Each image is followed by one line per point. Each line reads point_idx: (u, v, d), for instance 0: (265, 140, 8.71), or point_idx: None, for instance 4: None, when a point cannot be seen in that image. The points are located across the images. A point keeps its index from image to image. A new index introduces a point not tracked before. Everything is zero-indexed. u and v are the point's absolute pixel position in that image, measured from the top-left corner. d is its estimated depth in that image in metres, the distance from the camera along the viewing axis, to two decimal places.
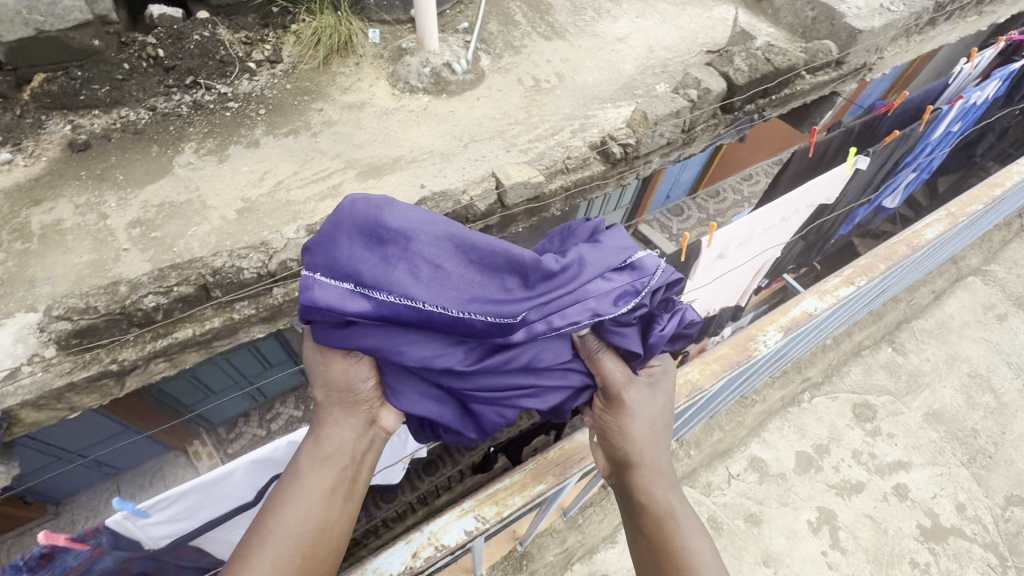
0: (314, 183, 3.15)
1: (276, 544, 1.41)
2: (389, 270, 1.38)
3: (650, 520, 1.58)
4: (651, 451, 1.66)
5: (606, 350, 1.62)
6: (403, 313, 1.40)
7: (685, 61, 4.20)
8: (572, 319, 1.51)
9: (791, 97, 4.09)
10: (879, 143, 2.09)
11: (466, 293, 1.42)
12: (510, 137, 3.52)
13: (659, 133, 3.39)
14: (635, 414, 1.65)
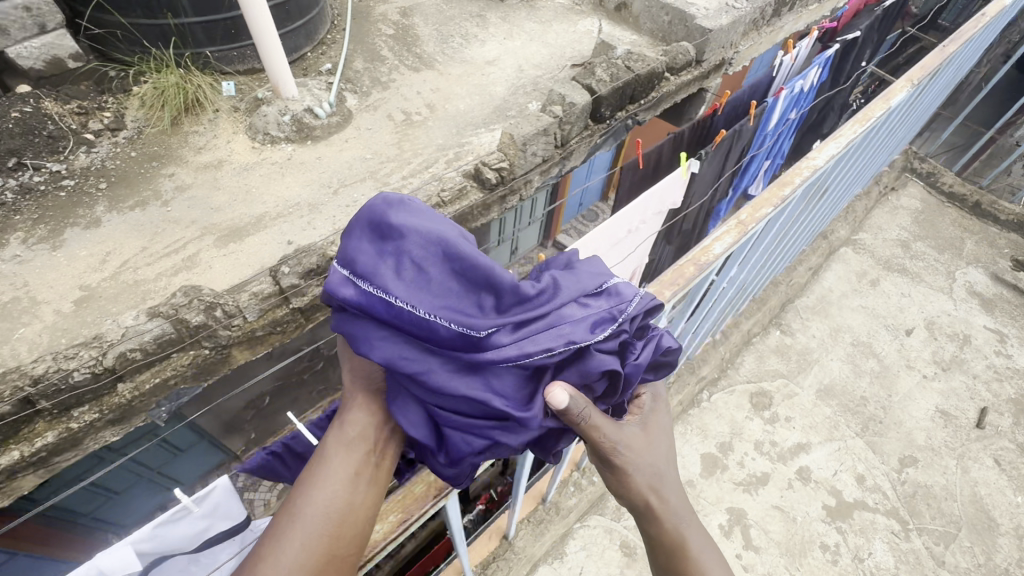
0: (165, 257, 2.87)
1: (304, 524, 1.25)
2: (378, 263, 1.31)
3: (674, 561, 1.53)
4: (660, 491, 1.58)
5: (587, 399, 1.43)
6: (377, 309, 1.29)
7: (555, 75, 4.22)
8: (545, 344, 1.33)
9: (661, 99, 4.20)
10: (712, 144, 2.13)
11: (451, 296, 1.29)
12: (382, 177, 3.38)
13: (532, 153, 3.37)
14: (635, 462, 1.55)
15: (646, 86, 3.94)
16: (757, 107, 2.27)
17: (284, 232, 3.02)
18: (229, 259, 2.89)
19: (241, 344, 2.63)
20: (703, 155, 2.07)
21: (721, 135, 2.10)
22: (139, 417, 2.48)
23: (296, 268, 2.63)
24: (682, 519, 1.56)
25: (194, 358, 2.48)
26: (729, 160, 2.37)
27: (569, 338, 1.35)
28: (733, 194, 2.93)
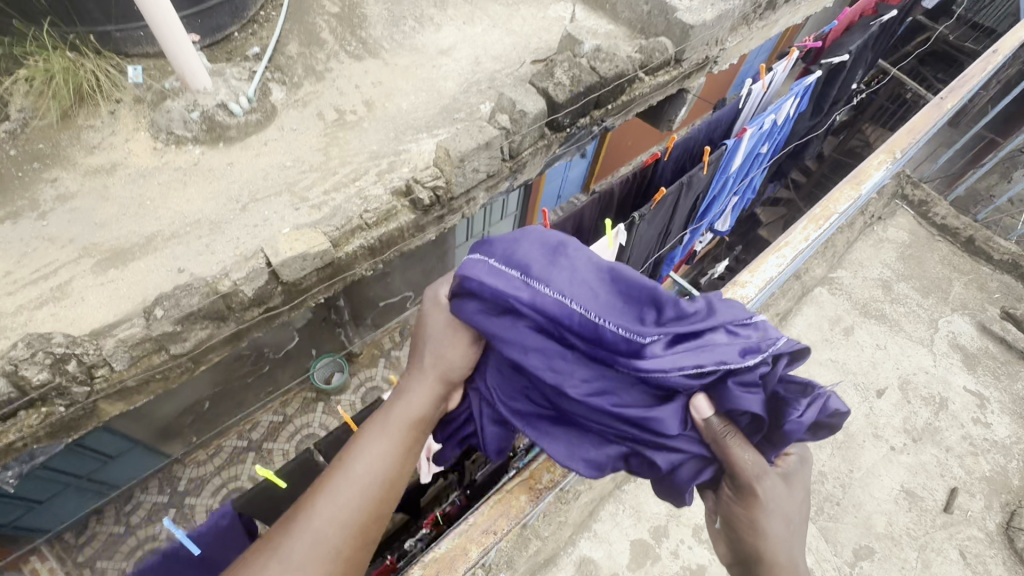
0: (30, 285, 2.47)
1: (357, 481, 1.44)
2: (550, 270, 1.46)
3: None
4: (785, 551, 1.36)
5: (735, 433, 1.38)
6: (544, 309, 1.42)
7: (515, 72, 3.73)
8: (696, 361, 1.35)
9: (632, 104, 3.75)
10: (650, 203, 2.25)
11: (607, 309, 1.42)
12: (301, 190, 2.95)
13: (473, 169, 2.97)
14: (777, 507, 1.36)
15: (613, 90, 3.48)
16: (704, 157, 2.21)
17: (175, 256, 2.61)
18: (106, 288, 2.49)
19: (111, 396, 2.28)
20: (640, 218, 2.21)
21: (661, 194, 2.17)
22: None
23: (171, 311, 2.25)
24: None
25: (48, 417, 2.13)
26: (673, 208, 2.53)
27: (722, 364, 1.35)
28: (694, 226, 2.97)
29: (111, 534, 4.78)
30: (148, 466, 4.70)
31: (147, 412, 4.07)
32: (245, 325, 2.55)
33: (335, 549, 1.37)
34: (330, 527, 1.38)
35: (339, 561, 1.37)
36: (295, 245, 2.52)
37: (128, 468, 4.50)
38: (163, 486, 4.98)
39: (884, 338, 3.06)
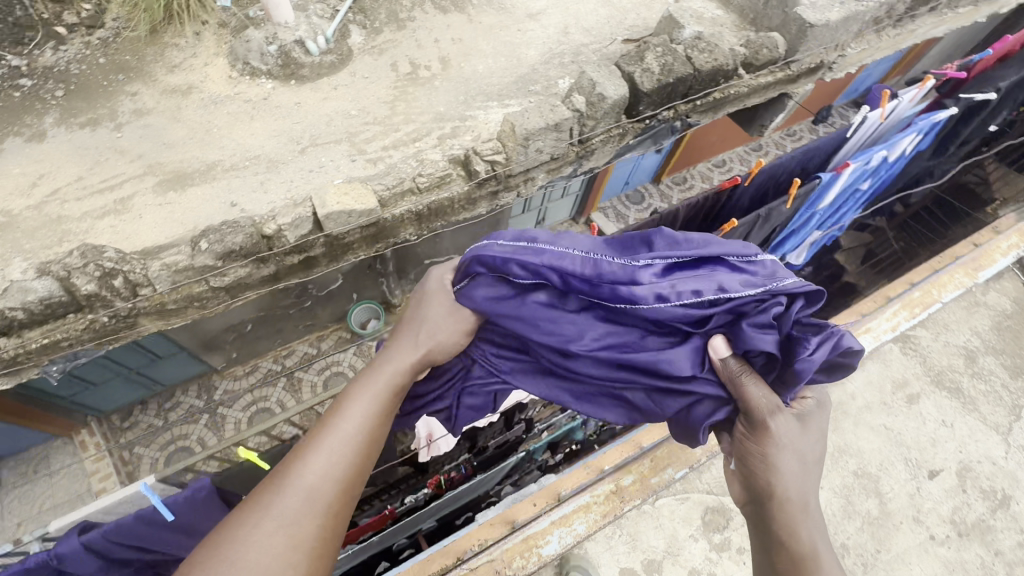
0: (97, 193, 2.58)
1: (343, 433, 1.39)
2: (549, 237, 1.59)
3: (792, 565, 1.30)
4: (798, 487, 1.38)
5: (750, 373, 1.45)
6: (556, 265, 1.51)
7: (603, 49, 3.46)
8: (694, 288, 1.46)
9: (723, 102, 3.40)
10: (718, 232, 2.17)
11: (616, 270, 1.50)
12: (360, 142, 2.90)
13: (535, 150, 2.83)
14: (790, 445, 1.39)
15: (705, 85, 3.19)
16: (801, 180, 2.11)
17: (230, 189, 2.65)
18: (163, 210, 2.56)
19: (152, 315, 2.37)
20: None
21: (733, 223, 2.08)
22: (31, 371, 2.30)
23: (215, 245, 2.29)
24: (816, 530, 1.34)
25: (92, 324, 2.23)
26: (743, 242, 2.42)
27: (736, 299, 1.44)
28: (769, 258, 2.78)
29: (151, 424, 5.11)
30: (190, 369, 4.95)
31: (199, 325, 4.26)
32: (284, 269, 2.58)
33: (326, 509, 1.29)
34: (321, 485, 1.30)
35: (328, 522, 1.29)
36: (344, 199, 2.49)
37: (173, 368, 4.81)
38: (202, 392, 5.24)
39: (952, 415, 2.75)
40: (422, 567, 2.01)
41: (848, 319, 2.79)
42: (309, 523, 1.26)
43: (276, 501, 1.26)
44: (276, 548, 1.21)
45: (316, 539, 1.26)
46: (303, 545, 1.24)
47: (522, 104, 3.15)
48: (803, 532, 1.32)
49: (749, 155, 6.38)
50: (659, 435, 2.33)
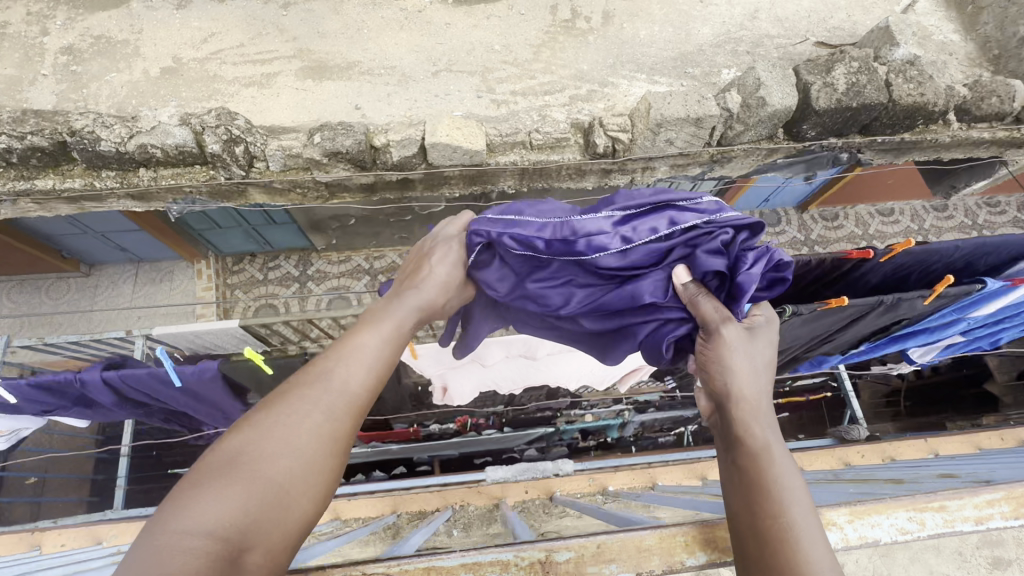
0: (250, 63, 2.78)
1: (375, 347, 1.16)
2: (523, 218, 1.50)
3: (746, 466, 1.02)
4: (752, 385, 1.15)
5: (707, 293, 1.36)
6: (540, 238, 1.45)
7: (788, 46, 3.00)
8: (652, 226, 1.42)
9: (913, 146, 2.86)
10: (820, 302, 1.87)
11: (584, 224, 1.45)
12: (493, 80, 2.82)
13: (664, 140, 2.58)
14: (745, 346, 1.21)
15: (895, 121, 2.66)
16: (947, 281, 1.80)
17: (359, 92, 2.73)
18: (298, 95, 2.71)
19: (260, 188, 2.58)
20: (797, 311, 1.83)
21: (841, 300, 1.78)
22: (157, 203, 2.63)
23: (327, 142, 2.42)
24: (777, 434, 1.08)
25: (211, 180, 2.48)
26: (852, 325, 2.06)
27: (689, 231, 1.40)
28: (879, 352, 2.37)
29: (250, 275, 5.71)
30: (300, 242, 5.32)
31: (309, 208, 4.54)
32: (381, 183, 2.65)
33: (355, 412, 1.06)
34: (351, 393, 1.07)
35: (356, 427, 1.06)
36: (455, 133, 2.48)
37: (281, 233, 4.99)
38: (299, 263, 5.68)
39: None
40: (404, 502, 2.13)
41: (963, 449, 2.29)
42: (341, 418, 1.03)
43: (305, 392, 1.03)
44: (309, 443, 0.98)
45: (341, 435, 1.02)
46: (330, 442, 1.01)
47: (672, 85, 2.86)
48: (757, 425, 1.08)
49: (927, 214, 5.37)
50: (679, 479, 2.17)
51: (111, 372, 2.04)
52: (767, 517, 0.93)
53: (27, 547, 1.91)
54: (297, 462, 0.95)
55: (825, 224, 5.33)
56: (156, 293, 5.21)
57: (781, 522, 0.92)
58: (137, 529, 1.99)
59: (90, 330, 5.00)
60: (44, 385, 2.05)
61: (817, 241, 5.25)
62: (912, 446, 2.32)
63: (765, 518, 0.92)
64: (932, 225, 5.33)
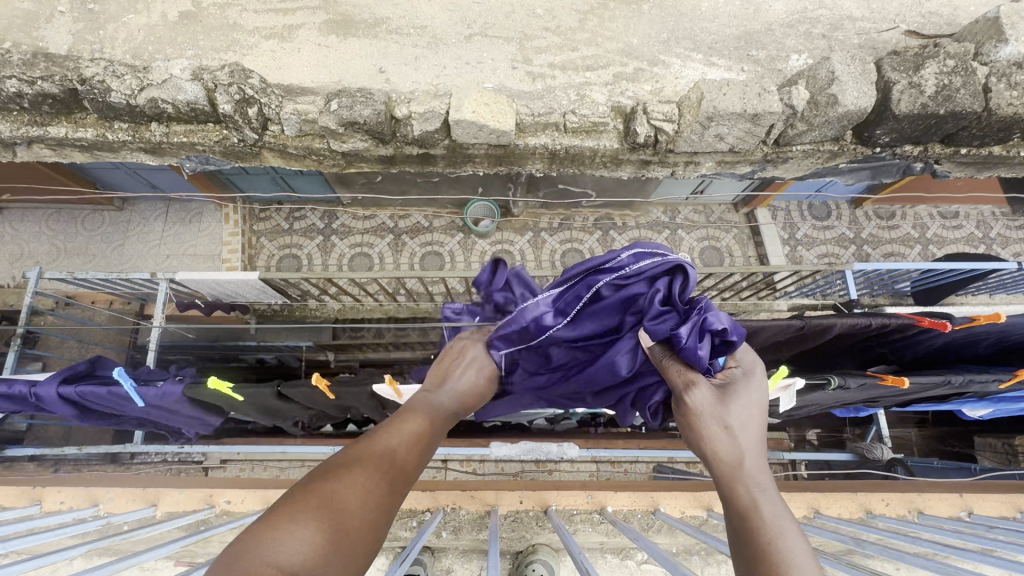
0: (272, 12, 2.58)
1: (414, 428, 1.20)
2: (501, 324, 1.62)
3: (739, 532, 0.98)
4: (730, 444, 1.14)
5: (669, 354, 1.33)
6: (520, 337, 1.56)
7: (873, 32, 2.62)
8: (583, 298, 1.46)
9: (1002, 161, 2.53)
10: (874, 375, 1.76)
11: (537, 315, 1.52)
12: (531, 49, 2.55)
13: (714, 135, 2.31)
14: (721, 405, 1.20)
15: (986, 133, 2.32)
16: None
17: (384, 53, 2.52)
18: (319, 51, 2.52)
19: (274, 151, 2.46)
20: (846, 383, 1.73)
21: (902, 381, 1.70)
22: (171, 158, 2.54)
23: (344, 110, 2.25)
24: (764, 490, 1.05)
25: (224, 140, 2.37)
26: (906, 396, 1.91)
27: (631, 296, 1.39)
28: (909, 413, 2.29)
29: None
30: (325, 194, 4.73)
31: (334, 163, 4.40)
32: (401, 155, 2.49)
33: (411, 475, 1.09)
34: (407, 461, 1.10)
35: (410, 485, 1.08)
36: (481, 109, 2.26)
37: (308, 181, 4.47)
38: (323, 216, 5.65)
39: None
40: None
41: (999, 509, 2.10)
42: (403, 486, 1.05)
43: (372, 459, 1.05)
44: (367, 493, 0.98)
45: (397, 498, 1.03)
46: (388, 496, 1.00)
47: (730, 70, 2.55)
48: (741, 488, 1.06)
49: (997, 222, 4.87)
50: (682, 507, 2.07)
51: (68, 388, 1.88)
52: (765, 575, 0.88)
53: (29, 501, 1.97)
54: (366, 507, 0.95)
55: (879, 223, 4.91)
56: (182, 232, 4.89)
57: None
58: (133, 495, 2.03)
59: (121, 268, 4.76)
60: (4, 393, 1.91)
61: (868, 241, 4.85)
62: (940, 498, 2.15)
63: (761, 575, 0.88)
64: (1000, 234, 4.84)
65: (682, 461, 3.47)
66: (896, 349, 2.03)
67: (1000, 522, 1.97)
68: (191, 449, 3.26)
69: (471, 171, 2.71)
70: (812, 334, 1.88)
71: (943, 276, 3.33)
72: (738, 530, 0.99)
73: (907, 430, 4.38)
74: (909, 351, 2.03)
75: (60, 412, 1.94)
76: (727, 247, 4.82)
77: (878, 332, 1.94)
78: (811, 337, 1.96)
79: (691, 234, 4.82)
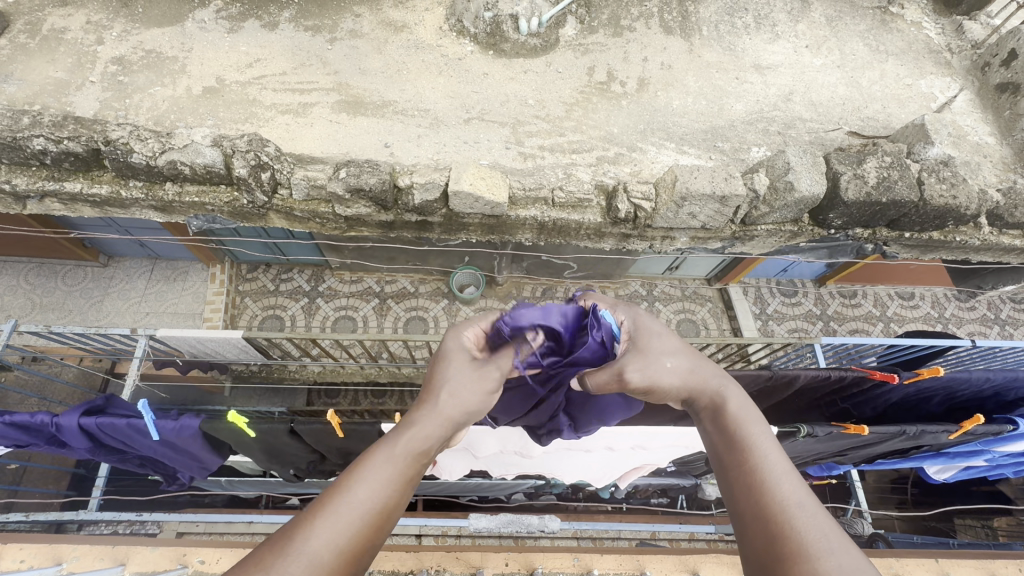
0: (290, 91, 2.84)
1: (352, 507, 0.99)
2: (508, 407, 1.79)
3: (726, 460, 1.14)
4: (683, 371, 1.26)
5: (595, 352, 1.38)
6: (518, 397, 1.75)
7: (821, 131, 3.00)
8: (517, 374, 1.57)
9: (941, 245, 2.84)
10: (839, 424, 1.86)
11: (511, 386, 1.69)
12: (523, 132, 2.84)
13: (687, 213, 2.56)
14: (650, 347, 1.28)
15: (925, 219, 2.63)
16: (978, 422, 1.81)
17: (390, 131, 2.77)
18: (331, 127, 2.76)
19: (281, 212, 2.62)
20: (815, 431, 1.82)
21: (862, 428, 1.79)
22: (180, 215, 2.67)
23: (351, 179, 2.44)
24: (729, 401, 1.22)
25: (235, 201, 2.53)
26: (870, 446, 2.00)
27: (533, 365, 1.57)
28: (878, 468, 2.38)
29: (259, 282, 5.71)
30: (316, 258, 4.85)
31: None
32: (400, 221, 2.68)
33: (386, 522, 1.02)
34: (361, 514, 1.00)
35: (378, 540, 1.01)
36: (478, 182, 2.47)
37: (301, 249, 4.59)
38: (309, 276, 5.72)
39: None
40: (378, 559, 2.03)
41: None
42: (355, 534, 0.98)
43: (321, 517, 0.96)
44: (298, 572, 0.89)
45: (353, 553, 0.97)
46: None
47: (699, 158, 2.86)
48: (708, 401, 1.24)
49: (949, 302, 5.22)
50: (669, 571, 2.09)
51: (87, 419, 1.86)
52: (762, 501, 1.03)
53: None
54: None
55: (842, 300, 5.22)
56: (168, 289, 4.90)
57: (762, 501, 1.03)
58: (101, 553, 1.96)
59: (97, 323, 4.67)
60: (15, 424, 1.87)
61: (833, 317, 5.14)
62: (919, 563, 2.21)
63: (759, 503, 1.03)
64: (953, 314, 5.18)
65: (665, 535, 3.38)
66: (857, 404, 2.17)
67: None
68: (153, 514, 3.08)
69: (463, 237, 2.89)
70: (779, 385, 2.03)
71: (902, 351, 3.54)
72: (727, 444, 1.15)
73: (887, 509, 4.40)
74: (869, 407, 2.16)
75: (73, 444, 1.91)
76: (702, 319, 5.02)
77: (840, 386, 2.09)
78: (781, 390, 2.09)
79: (668, 306, 5.02)
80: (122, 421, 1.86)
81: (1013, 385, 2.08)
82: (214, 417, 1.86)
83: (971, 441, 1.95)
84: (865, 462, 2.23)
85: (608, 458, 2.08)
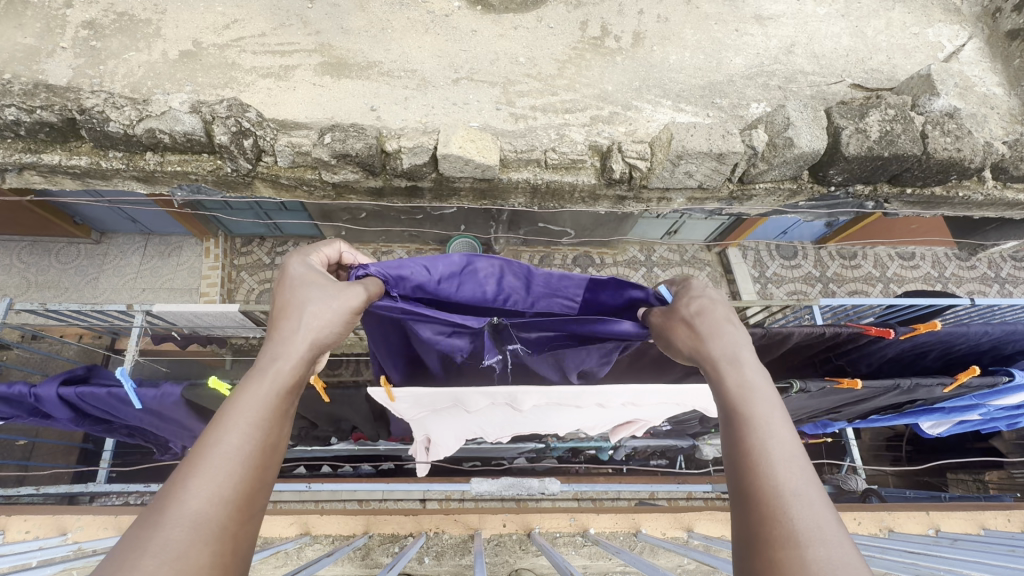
0: (271, 54, 2.73)
1: (215, 454, 0.89)
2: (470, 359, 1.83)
3: (728, 435, 1.03)
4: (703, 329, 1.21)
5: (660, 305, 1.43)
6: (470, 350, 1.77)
7: (823, 85, 2.90)
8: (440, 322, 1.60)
9: (943, 201, 2.78)
10: (832, 379, 1.84)
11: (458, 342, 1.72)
12: (514, 92, 2.74)
13: (684, 172, 2.48)
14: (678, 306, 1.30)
15: (927, 174, 2.56)
16: (972, 374, 1.79)
17: (375, 94, 2.67)
18: (314, 90, 2.66)
19: (267, 181, 2.55)
20: (807, 386, 1.80)
21: (855, 382, 1.77)
22: (162, 187, 2.60)
23: (337, 144, 2.37)
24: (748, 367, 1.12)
25: (218, 169, 2.45)
26: (863, 400, 2.00)
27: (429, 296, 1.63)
28: (871, 422, 2.39)
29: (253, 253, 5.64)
30: (309, 229, 4.78)
31: None
32: (389, 187, 2.62)
33: (263, 449, 0.94)
34: (235, 455, 0.90)
35: (264, 472, 0.93)
36: (468, 145, 2.40)
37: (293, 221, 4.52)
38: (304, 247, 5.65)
39: None
40: (377, 523, 2.07)
41: (963, 526, 2.21)
42: (233, 473, 0.89)
43: (188, 477, 0.85)
44: (184, 534, 0.79)
45: (242, 494, 0.88)
46: (225, 525, 0.84)
47: (696, 116, 2.77)
48: (717, 370, 1.13)
49: (949, 261, 5.18)
50: (664, 528, 2.13)
51: (66, 389, 1.85)
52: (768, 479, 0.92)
53: None
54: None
55: (842, 261, 5.18)
56: (162, 264, 4.85)
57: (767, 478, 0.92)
58: (105, 523, 2.00)
59: (93, 300, 4.65)
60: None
61: (832, 279, 5.10)
62: (909, 515, 2.25)
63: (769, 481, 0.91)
64: (954, 273, 5.14)
65: (662, 495, 3.42)
66: (851, 359, 2.16)
67: (964, 536, 2.04)
68: (159, 485, 3.14)
69: (455, 203, 2.82)
70: (771, 342, 2.00)
71: (902, 311, 3.51)
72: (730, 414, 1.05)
73: (881, 465, 4.47)
74: (863, 363, 2.16)
75: (57, 415, 1.92)
76: None
77: (835, 342, 2.07)
78: (774, 347, 2.06)
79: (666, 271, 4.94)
80: (103, 391, 1.87)
81: (1010, 340, 2.07)
82: (197, 384, 1.87)
83: (965, 394, 1.94)
84: (855, 416, 2.23)
85: (598, 412, 2.06)
